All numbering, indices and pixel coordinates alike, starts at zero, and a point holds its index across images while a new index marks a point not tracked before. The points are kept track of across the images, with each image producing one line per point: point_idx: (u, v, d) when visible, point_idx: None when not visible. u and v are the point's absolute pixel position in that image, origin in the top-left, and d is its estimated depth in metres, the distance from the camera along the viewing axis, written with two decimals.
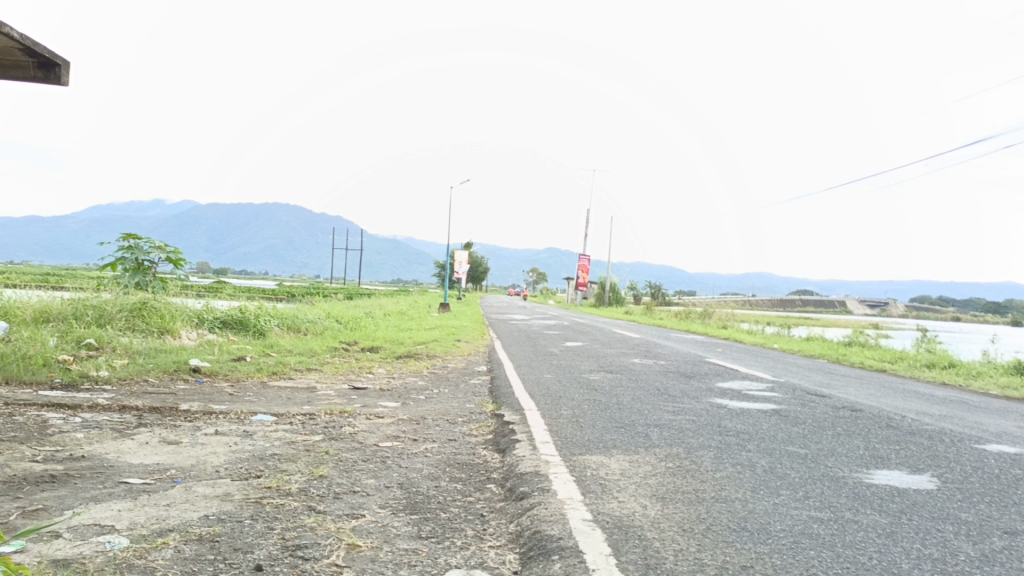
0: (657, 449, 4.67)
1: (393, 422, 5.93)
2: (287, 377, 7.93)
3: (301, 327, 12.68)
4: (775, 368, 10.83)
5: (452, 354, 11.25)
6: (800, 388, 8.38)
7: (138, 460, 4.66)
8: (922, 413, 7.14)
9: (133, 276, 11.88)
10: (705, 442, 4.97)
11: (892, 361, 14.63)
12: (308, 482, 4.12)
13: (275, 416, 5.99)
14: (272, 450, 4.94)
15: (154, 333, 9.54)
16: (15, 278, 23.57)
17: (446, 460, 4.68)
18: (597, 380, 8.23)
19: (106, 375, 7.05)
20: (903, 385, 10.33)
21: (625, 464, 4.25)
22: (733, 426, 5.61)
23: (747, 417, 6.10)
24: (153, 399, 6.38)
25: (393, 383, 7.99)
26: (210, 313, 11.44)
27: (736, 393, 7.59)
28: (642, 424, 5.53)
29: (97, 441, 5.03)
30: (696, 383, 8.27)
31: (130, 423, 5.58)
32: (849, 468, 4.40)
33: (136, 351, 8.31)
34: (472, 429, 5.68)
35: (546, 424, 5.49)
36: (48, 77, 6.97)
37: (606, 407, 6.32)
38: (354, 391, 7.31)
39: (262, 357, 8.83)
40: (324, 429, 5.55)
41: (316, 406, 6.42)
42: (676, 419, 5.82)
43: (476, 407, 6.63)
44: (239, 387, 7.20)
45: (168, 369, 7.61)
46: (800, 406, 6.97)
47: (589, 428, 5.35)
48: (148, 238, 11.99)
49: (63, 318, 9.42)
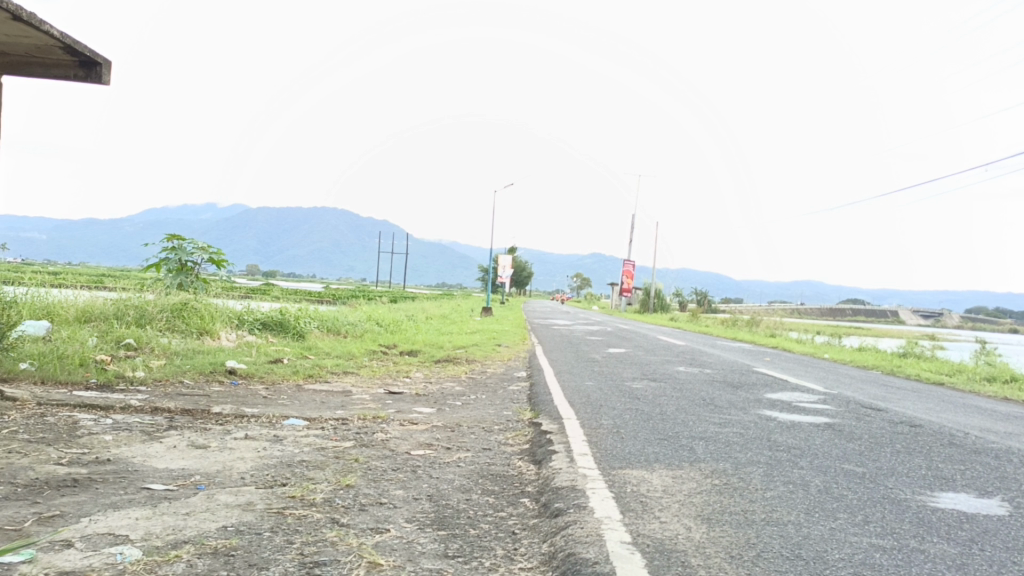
0: (702, 464, 4.40)
1: (427, 429, 5.74)
2: (323, 380, 7.79)
3: (341, 330, 12.61)
4: (828, 379, 10.42)
5: (492, 359, 11.04)
6: (854, 401, 8.00)
7: (164, 464, 4.54)
8: (986, 429, 6.73)
9: (176, 277, 11.92)
10: (755, 458, 4.69)
11: (951, 374, 14.04)
12: (333, 492, 3.93)
13: (307, 420, 5.85)
14: (301, 456, 4.78)
15: (193, 334, 9.51)
16: (70, 278, 24.31)
17: (479, 471, 4.47)
18: (640, 389, 7.94)
19: (142, 376, 7.00)
20: (963, 399, 9.84)
21: (668, 480, 3.99)
22: (784, 441, 5.31)
23: (799, 431, 5.80)
24: (187, 401, 6.28)
25: (430, 388, 7.79)
26: (250, 314, 11.41)
27: (786, 405, 7.26)
28: (687, 436, 5.26)
29: (125, 444, 4.93)
30: (744, 394, 7.94)
31: (161, 425, 5.48)
32: (912, 489, 4.08)
33: (174, 352, 8.26)
34: (509, 438, 5.46)
35: (586, 434, 5.24)
36: (89, 76, 6.96)
37: (648, 418, 6.05)
38: (390, 396, 7.15)
39: (299, 360, 8.74)
40: (356, 435, 5.37)
41: (349, 411, 6.26)
42: (723, 432, 5.54)
43: (514, 414, 6.41)
44: (274, 390, 7.08)
45: (204, 371, 7.53)
46: (855, 420, 6.62)
47: (631, 440, 5.09)
48: (191, 239, 12.03)
49: (105, 318, 9.44)
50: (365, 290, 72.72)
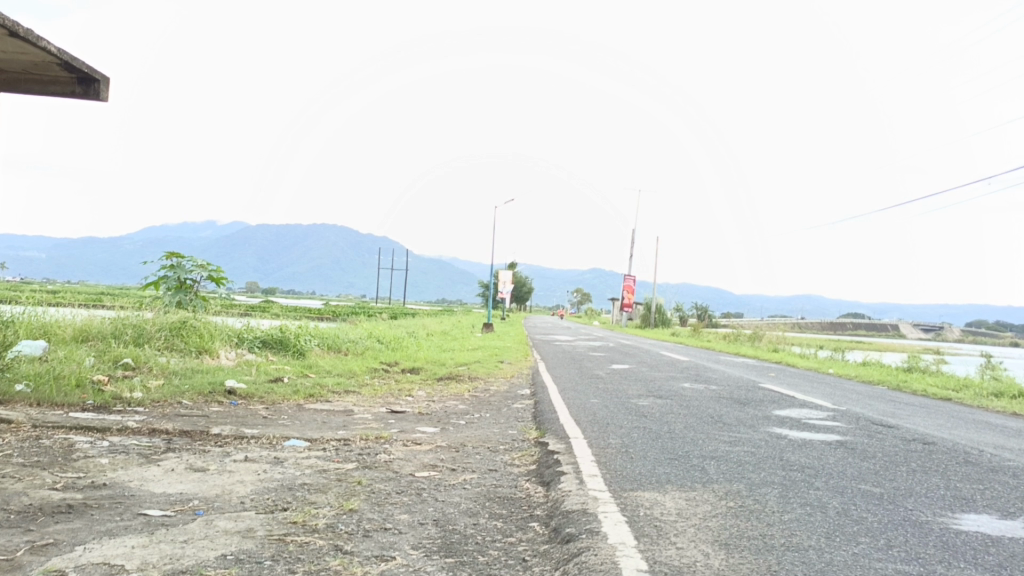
0: (715, 485, 4.27)
1: (431, 449, 5.61)
2: (324, 400, 7.65)
3: (342, 347, 12.48)
4: (835, 395, 10.29)
5: (495, 376, 10.91)
6: (864, 418, 7.87)
7: (161, 489, 4.41)
8: (1000, 446, 6.60)
9: (174, 295, 11.81)
10: (768, 478, 4.57)
11: (957, 389, 13.89)
12: (337, 518, 3.81)
13: (308, 441, 5.72)
14: (302, 479, 4.65)
15: (191, 353, 9.39)
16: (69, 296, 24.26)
17: (485, 494, 4.34)
18: (646, 406, 7.81)
19: (139, 397, 6.87)
20: (973, 415, 9.70)
21: (682, 502, 3.86)
22: (797, 460, 5.18)
23: (811, 449, 5.67)
24: (185, 422, 6.15)
25: (432, 407, 7.65)
26: (250, 333, 11.29)
27: (795, 423, 7.12)
28: (697, 456, 5.13)
29: (122, 468, 4.80)
30: (752, 411, 7.80)
31: (158, 447, 5.36)
32: (932, 511, 3.95)
33: (172, 372, 8.14)
34: (515, 459, 5.33)
35: (594, 454, 5.11)
36: (87, 93, 6.88)
37: (657, 436, 5.92)
38: (392, 415, 7.02)
39: (300, 378, 8.61)
40: (359, 457, 5.25)
41: (351, 431, 6.13)
42: (733, 451, 5.42)
43: (519, 433, 6.29)
44: (274, 410, 6.95)
45: (203, 390, 7.40)
46: (867, 437, 6.49)
47: (641, 460, 4.97)
48: (191, 257, 11.93)
49: (102, 337, 9.31)
50: (365, 307, 72.55)
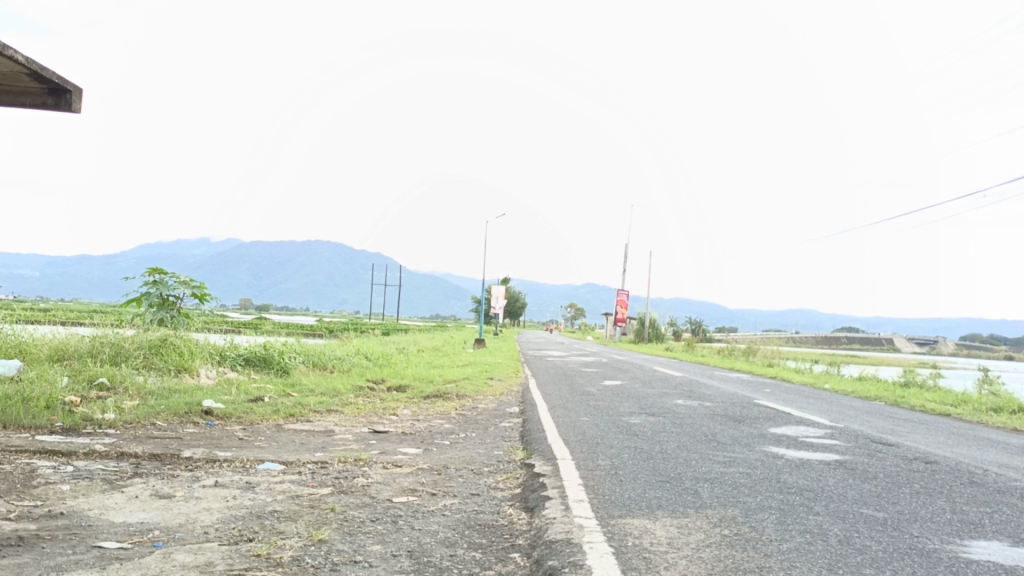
0: (708, 511, 4.03)
1: (412, 472, 5.37)
2: (305, 420, 7.38)
3: (328, 365, 12.21)
4: (832, 412, 10.05)
5: (484, 394, 10.65)
6: (862, 436, 7.63)
7: (122, 518, 4.15)
8: (1004, 465, 6.37)
9: (156, 312, 11.54)
10: (765, 502, 4.32)
11: (955, 404, 13.67)
12: (304, 549, 3.56)
13: (283, 464, 5.47)
14: (272, 506, 4.40)
15: (171, 371, 9.13)
16: (61, 314, 24.08)
17: (465, 521, 4.09)
18: (638, 424, 7.57)
19: (111, 419, 6.60)
20: (972, 431, 9.46)
21: (673, 530, 3.62)
22: (795, 482, 4.95)
23: (809, 470, 5.44)
24: (156, 445, 5.88)
25: (417, 427, 7.40)
26: (233, 350, 11.02)
27: (791, 441, 6.89)
28: (690, 478, 4.90)
29: (83, 495, 4.54)
30: (747, 429, 7.56)
31: (124, 472, 5.10)
32: (940, 538, 3.71)
33: (148, 391, 7.87)
34: (499, 482, 5.09)
35: (582, 477, 4.87)
36: (59, 104, 6.65)
37: (648, 457, 5.69)
38: (375, 436, 6.76)
39: (281, 398, 8.34)
40: (335, 481, 5.00)
41: (329, 453, 5.87)
42: (728, 472, 5.18)
43: (505, 454, 6.04)
44: (252, 431, 6.68)
45: (179, 411, 7.13)
46: (866, 456, 6.26)
47: (630, 483, 4.72)
48: (174, 272, 11.67)
49: (78, 356, 9.03)
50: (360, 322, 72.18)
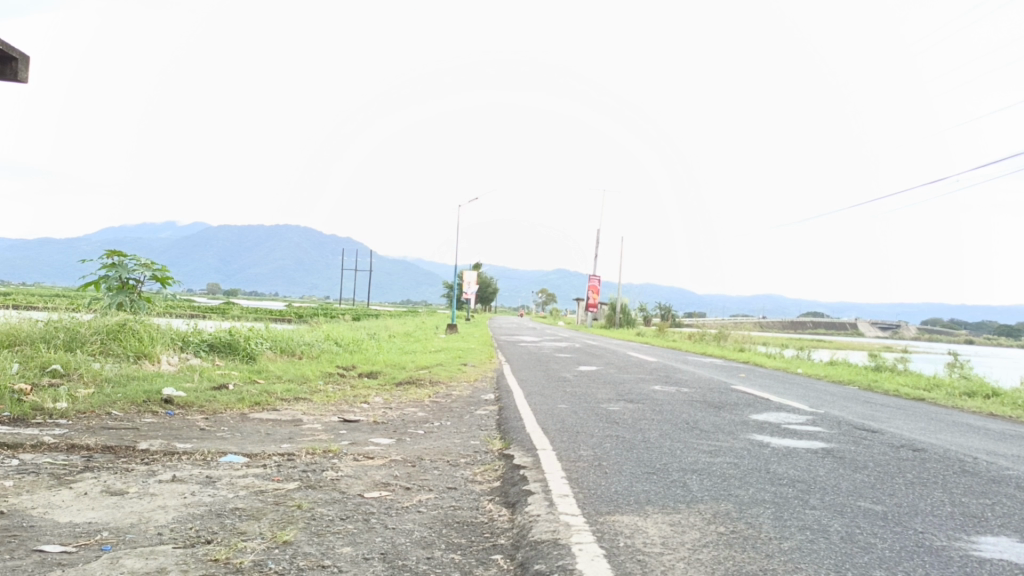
0: (700, 506, 3.79)
1: (385, 464, 5.08)
2: (272, 409, 7.04)
3: (296, 351, 11.84)
4: (811, 397, 9.91)
5: (457, 381, 10.37)
6: (845, 422, 7.46)
7: (68, 518, 3.82)
8: (992, 453, 6.21)
9: (115, 296, 11.10)
10: (758, 496, 4.10)
11: (928, 388, 13.63)
12: (267, 553, 3.26)
13: (247, 456, 5.15)
14: (234, 503, 4.09)
15: (129, 357, 8.72)
16: (22, 298, 23.38)
17: (442, 519, 3.81)
18: (617, 412, 7.33)
19: (63, 408, 6.24)
20: (950, 416, 9.37)
21: (666, 529, 3.37)
22: (785, 473, 4.74)
23: (798, 460, 5.24)
24: (110, 437, 5.51)
25: (389, 415, 7.10)
26: (196, 336, 10.63)
27: (775, 428, 6.69)
28: (678, 470, 4.67)
29: (27, 492, 4.18)
30: (728, 416, 7.36)
31: (74, 466, 4.75)
32: (945, 534, 3.50)
33: (105, 379, 7.49)
34: (477, 474, 4.83)
35: (564, 469, 4.62)
36: (4, 73, 6.20)
37: (632, 447, 5.44)
38: (344, 425, 6.45)
39: (246, 385, 7.98)
40: (302, 475, 4.69)
41: (296, 445, 5.55)
42: (715, 463, 4.96)
43: (482, 445, 5.77)
44: (214, 421, 6.34)
45: (137, 400, 6.77)
46: (853, 444, 6.07)
47: (616, 475, 4.48)
48: (133, 255, 11.22)
49: (31, 342, 8.59)
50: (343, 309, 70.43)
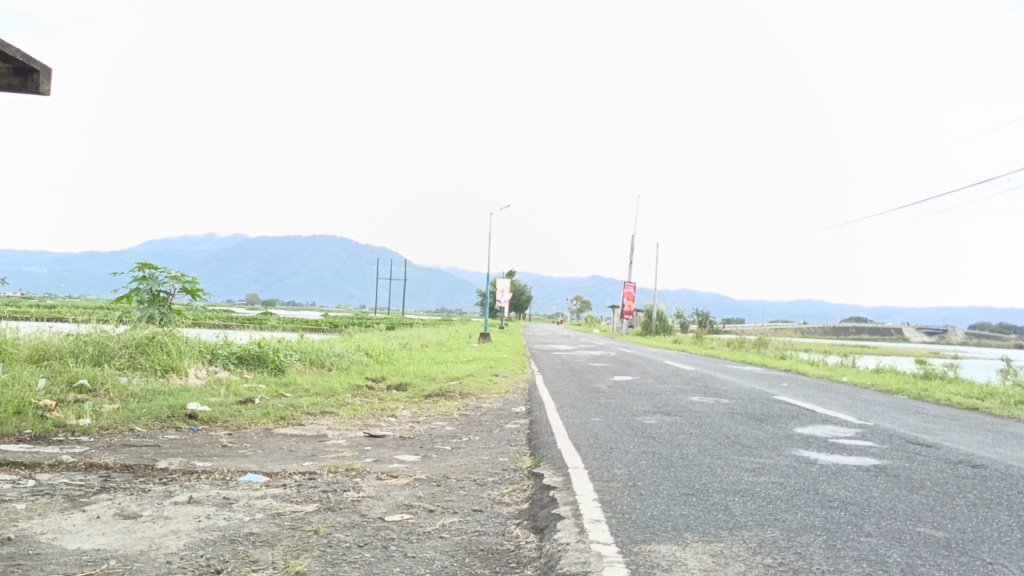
0: (744, 533, 3.52)
1: (409, 483, 4.87)
2: (297, 424, 6.86)
3: (326, 362, 11.71)
4: (856, 408, 9.53)
5: (488, 392, 10.14)
6: (896, 436, 7.09)
7: (76, 544, 3.64)
8: None
9: (146, 309, 11.05)
10: (808, 521, 3.81)
11: (980, 397, 13.09)
12: None
13: (267, 476, 4.97)
14: (249, 528, 3.89)
15: (156, 371, 8.62)
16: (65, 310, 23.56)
17: (466, 546, 3.58)
18: (653, 426, 7.04)
19: (86, 425, 6.12)
20: (1007, 427, 8.91)
21: (708, 561, 3.10)
22: (835, 494, 4.43)
23: (848, 479, 4.92)
24: (130, 455, 5.37)
25: (416, 430, 6.88)
26: (225, 349, 10.54)
27: (822, 443, 6.36)
28: (718, 491, 4.39)
29: (37, 516, 4.03)
30: (771, 429, 7.04)
31: (91, 487, 4.59)
32: (1017, 565, 3.19)
33: (131, 394, 7.38)
34: (504, 495, 4.58)
35: (597, 490, 4.36)
36: (25, 84, 6.11)
37: (669, 465, 5.17)
38: (370, 441, 6.26)
39: (272, 399, 7.83)
40: (322, 496, 4.49)
41: (318, 462, 5.36)
42: (758, 482, 4.67)
43: (511, 462, 5.52)
44: (237, 437, 6.18)
45: (161, 416, 6.64)
46: (907, 461, 5.73)
47: (652, 497, 4.21)
48: (164, 267, 11.17)
49: (60, 357, 8.54)
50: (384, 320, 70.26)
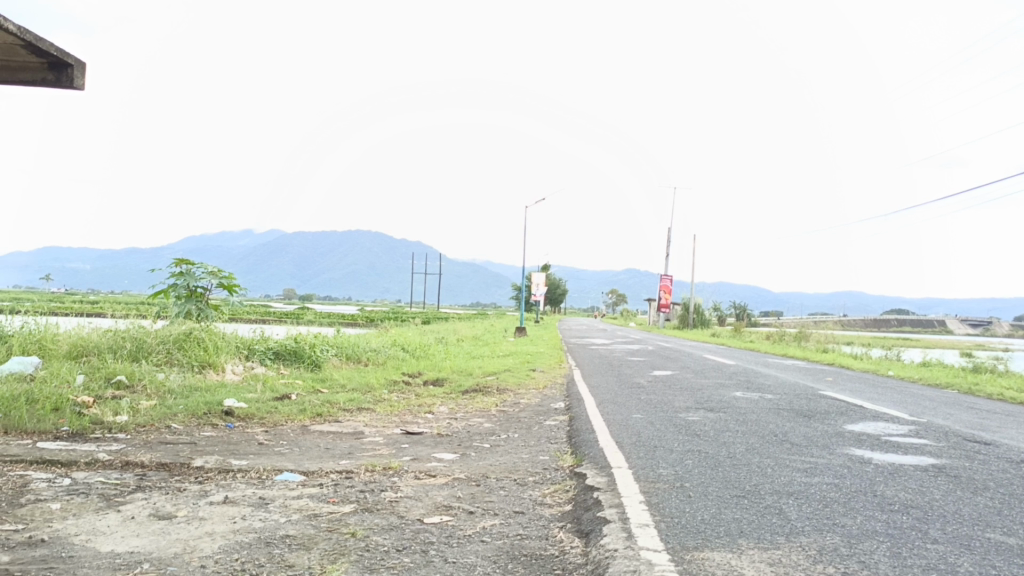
0: (803, 540, 3.32)
1: (448, 483, 4.73)
2: (334, 420, 6.78)
3: (363, 357, 11.64)
4: (906, 404, 9.22)
5: (526, 388, 9.98)
6: (951, 433, 6.80)
7: (110, 547, 3.56)
8: None
9: (184, 305, 11.08)
10: (869, 527, 3.60)
11: None
12: None
13: (304, 475, 4.86)
14: (285, 529, 3.79)
15: (193, 367, 8.61)
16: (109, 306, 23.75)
17: (508, 551, 3.43)
18: (697, 422, 6.83)
19: (123, 422, 6.08)
20: None
21: (766, 570, 2.92)
22: (895, 497, 4.21)
23: (907, 480, 4.68)
24: (166, 453, 5.31)
25: (454, 427, 6.75)
26: (262, 344, 10.52)
27: (875, 441, 6.10)
28: (771, 493, 4.19)
29: (72, 516, 3.96)
30: (820, 426, 6.79)
31: (126, 486, 4.53)
32: None
33: (168, 390, 7.35)
34: (546, 496, 4.43)
35: (643, 492, 4.19)
36: (60, 80, 6.09)
37: (717, 464, 4.97)
38: (407, 439, 6.14)
39: (309, 395, 7.76)
40: (359, 497, 4.37)
41: (356, 461, 5.25)
42: (812, 484, 4.46)
43: (552, 462, 5.36)
44: (273, 435, 6.10)
45: (197, 412, 6.60)
46: (966, 459, 5.46)
47: (701, 500, 4.02)
48: (200, 263, 11.18)
49: (98, 353, 8.56)
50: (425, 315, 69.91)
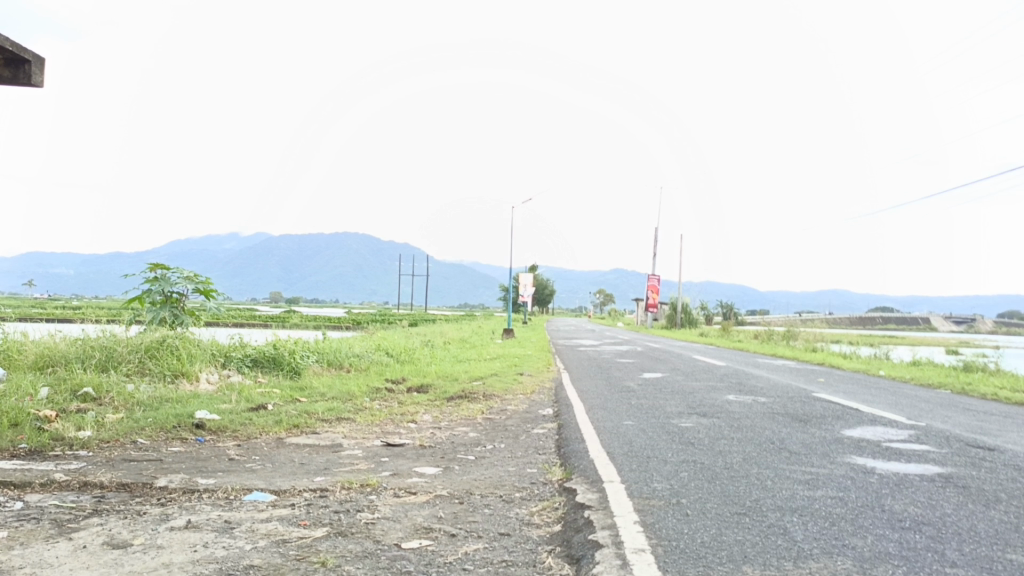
0: (812, 566, 3.05)
1: (428, 501, 4.43)
2: (310, 432, 6.46)
3: (344, 363, 11.30)
4: (903, 406, 8.96)
5: (512, 393, 9.69)
6: (953, 437, 6.55)
7: None
8: None
9: (159, 311, 10.72)
10: (881, 548, 3.33)
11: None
12: None
13: (275, 494, 4.55)
14: (249, 559, 3.48)
15: (165, 375, 8.27)
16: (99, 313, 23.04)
17: None
18: (691, 430, 6.56)
19: (85, 438, 5.74)
20: None
21: None
22: (907, 512, 3.93)
23: (915, 492, 4.41)
24: (129, 471, 4.99)
25: (437, 438, 6.45)
26: (239, 351, 10.17)
27: (877, 448, 5.84)
28: (773, 510, 3.91)
29: (19, 546, 3.64)
30: (818, 432, 6.53)
31: (82, 510, 4.21)
32: None
33: (137, 401, 7.03)
34: (533, 515, 4.14)
35: (638, 510, 3.90)
36: (16, 76, 5.75)
37: (714, 477, 4.69)
38: (387, 452, 5.84)
39: (287, 405, 7.45)
40: (333, 518, 4.07)
41: (331, 478, 4.94)
42: (816, 498, 4.19)
43: (540, 475, 5.06)
44: (246, 449, 5.79)
45: (167, 426, 6.27)
46: (973, 467, 5.21)
47: (700, 518, 3.74)
48: (176, 268, 10.81)
49: (65, 363, 8.21)
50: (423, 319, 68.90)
